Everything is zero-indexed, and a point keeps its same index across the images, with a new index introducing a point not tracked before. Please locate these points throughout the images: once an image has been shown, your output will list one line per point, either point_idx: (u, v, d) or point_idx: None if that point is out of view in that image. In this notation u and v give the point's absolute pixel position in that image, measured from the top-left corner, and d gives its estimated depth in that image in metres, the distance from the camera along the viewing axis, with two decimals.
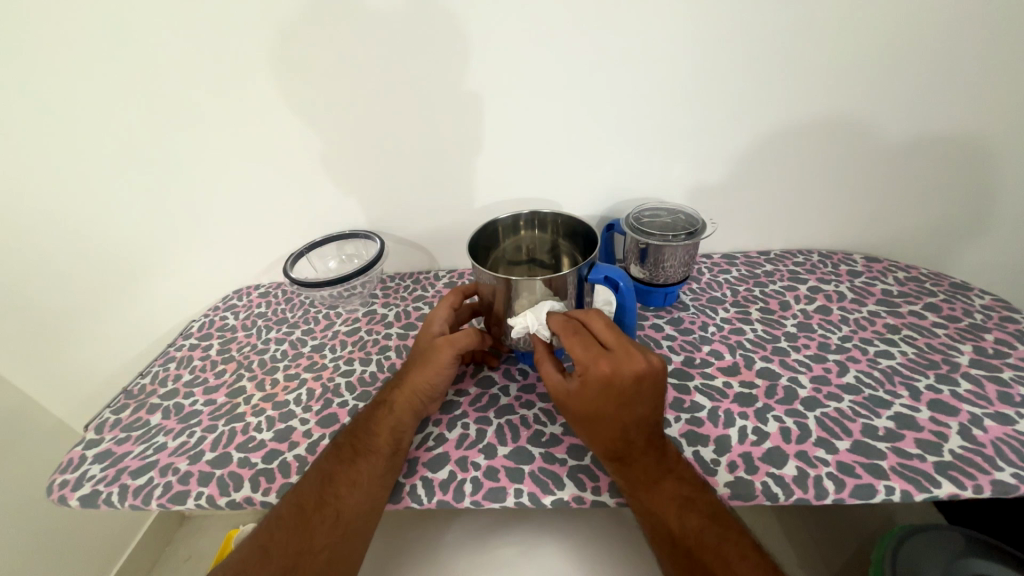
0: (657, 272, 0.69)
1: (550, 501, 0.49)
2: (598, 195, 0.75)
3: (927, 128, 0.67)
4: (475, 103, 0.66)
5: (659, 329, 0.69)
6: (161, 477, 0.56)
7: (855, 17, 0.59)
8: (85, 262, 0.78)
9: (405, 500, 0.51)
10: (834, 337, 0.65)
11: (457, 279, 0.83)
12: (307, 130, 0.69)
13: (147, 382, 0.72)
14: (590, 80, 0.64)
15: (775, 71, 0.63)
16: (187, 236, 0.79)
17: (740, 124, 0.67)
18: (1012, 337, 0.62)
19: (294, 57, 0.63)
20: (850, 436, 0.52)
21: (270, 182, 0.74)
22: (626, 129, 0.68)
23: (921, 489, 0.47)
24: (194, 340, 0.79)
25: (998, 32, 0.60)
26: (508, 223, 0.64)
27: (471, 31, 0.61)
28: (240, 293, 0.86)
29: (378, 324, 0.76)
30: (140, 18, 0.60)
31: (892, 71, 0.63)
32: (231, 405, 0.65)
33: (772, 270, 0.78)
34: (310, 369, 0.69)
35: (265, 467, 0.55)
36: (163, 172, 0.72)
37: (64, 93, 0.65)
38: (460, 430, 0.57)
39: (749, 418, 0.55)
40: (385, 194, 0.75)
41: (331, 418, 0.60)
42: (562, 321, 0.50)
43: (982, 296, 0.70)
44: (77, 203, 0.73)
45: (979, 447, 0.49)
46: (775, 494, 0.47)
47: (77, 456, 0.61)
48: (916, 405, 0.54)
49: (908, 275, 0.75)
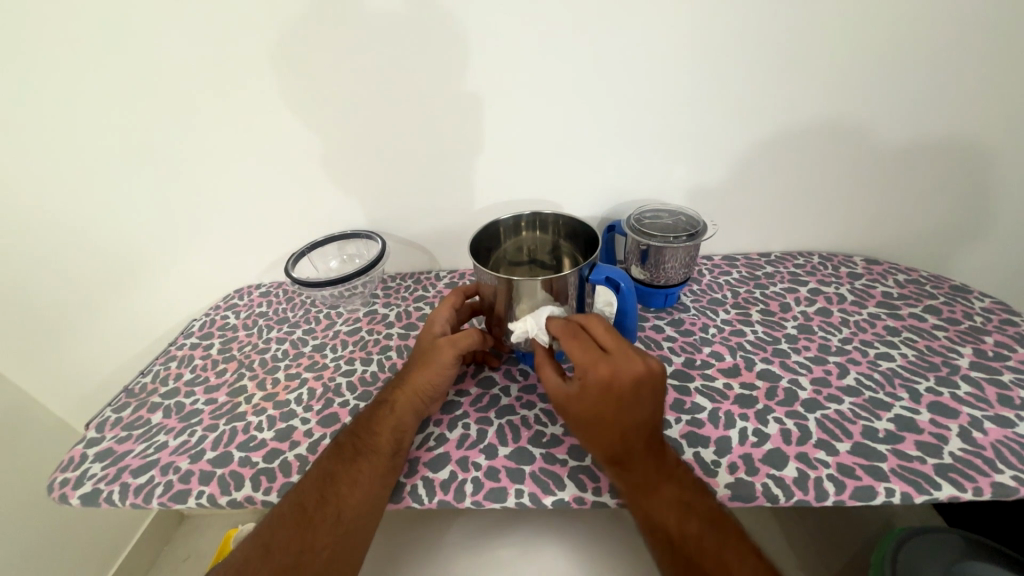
0: (658, 274, 0.69)
1: (550, 501, 0.50)
2: (599, 196, 0.75)
3: (927, 130, 0.67)
4: (476, 105, 0.66)
5: (659, 331, 0.69)
6: (162, 476, 0.56)
7: (854, 19, 0.59)
8: (86, 262, 0.78)
9: (405, 500, 0.51)
10: (835, 339, 0.65)
11: (458, 280, 0.83)
12: (306, 130, 0.69)
13: (148, 381, 0.72)
14: (590, 81, 0.64)
15: (776, 73, 0.63)
16: (187, 236, 0.79)
17: (740, 126, 0.67)
18: (1012, 340, 0.62)
19: (293, 56, 0.63)
20: (851, 438, 0.52)
21: (271, 183, 0.74)
22: (626, 131, 0.68)
23: (921, 491, 0.47)
24: (194, 339, 0.79)
25: (997, 34, 0.60)
26: (509, 225, 0.64)
27: (472, 33, 0.61)
28: (241, 292, 0.86)
29: (378, 324, 0.76)
30: (140, 19, 0.60)
31: (891, 74, 0.63)
32: (231, 405, 0.65)
33: (772, 272, 0.78)
34: (311, 368, 0.69)
35: (265, 467, 0.55)
36: (163, 173, 0.72)
37: (65, 94, 0.65)
38: (461, 430, 0.57)
39: (750, 419, 0.55)
40: (385, 194, 0.75)
41: (332, 418, 0.60)
42: (562, 325, 0.50)
43: (982, 299, 0.70)
44: (78, 203, 0.73)
45: (979, 450, 0.49)
46: (776, 496, 0.47)
47: (77, 455, 0.61)
48: (916, 407, 0.55)
49: (908, 277, 0.75)
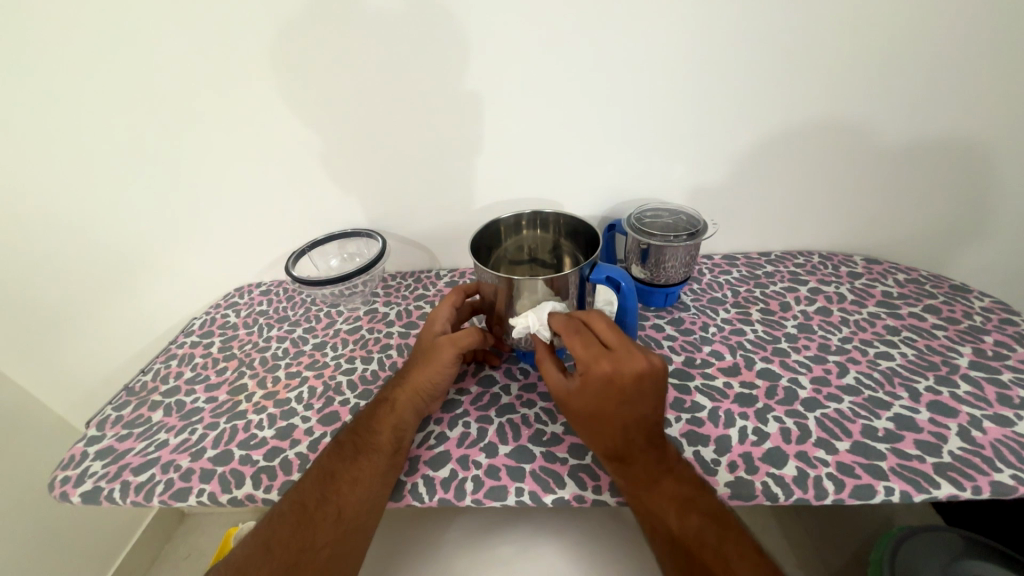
0: (658, 273, 0.69)
1: (550, 499, 0.50)
2: (600, 195, 0.75)
3: (927, 130, 0.68)
4: (476, 104, 0.66)
5: (660, 330, 0.69)
6: (163, 474, 0.56)
7: (854, 20, 0.59)
8: (85, 260, 0.78)
9: (406, 498, 0.51)
10: (835, 338, 0.65)
11: (458, 278, 0.83)
12: (307, 130, 0.69)
13: (149, 379, 0.72)
14: (591, 80, 0.64)
15: (777, 72, 0.63)
16: (187, 235, 0.79)
17: (742, 124, 0.67)
18: (1012, 340, 0.63)
19: (292, 55, 0.63)
20: (850, 436, 0.52)
21: (271, 182, 0.74)
22: (628, 130, 0.68)
23: (920, 490, 0.47)
24: (195, 337, 0.79)
25: (998, 33, 0.60)
26: (510, 223, 0.64)
27: (471, 32, 0.61)
28: (241, 291, 0.86)
29: (379, 322, 0.76)
30: (138, 17, 0.60)
31: (892, 75, 0.63)
32: (232, 403, 0.65)
33: (773, 271, 0.78)
34: (311, 367, 0.69)
35: (266, 465, 0.55)
36: (164, 172, 0.72)
37: (67, 94, 0.65)
38: (461, 429, 0.57)
39: (750, 418, 0.55)
40: (385, 194, 0.75)
41: (332, 417, 0.60)
42: (563, 320, 0.50)
43: (981, 298, 0.70)
44: (79, 202, 0.73)
45: (978, 449, 0.49)
46: (775, 494, 0.47)
47: (78, 453, 0.61)
48: (916, 405, 0.55)
49: (908, 277, 0.75)
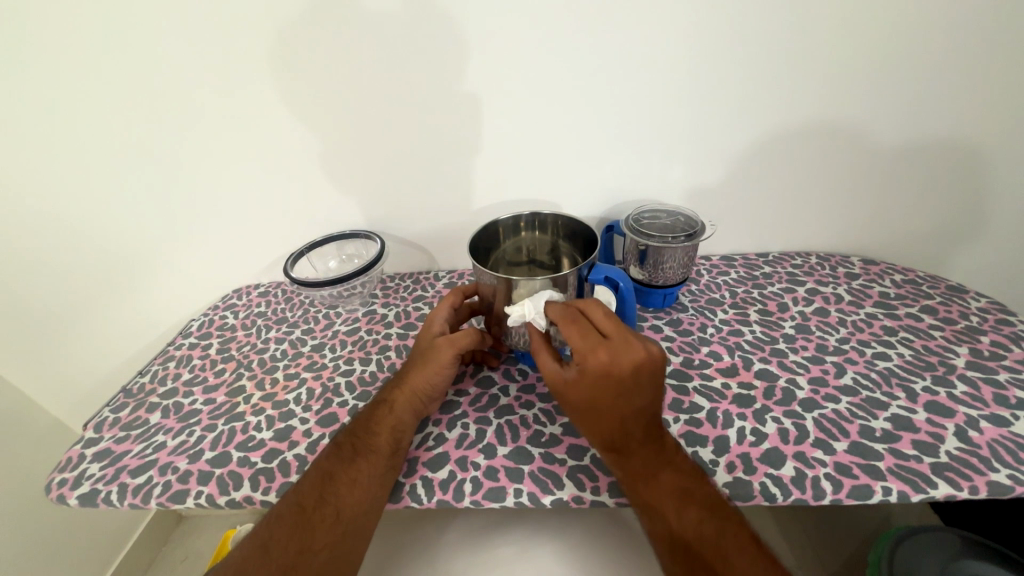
0: (657, 274, 0.69)
1: (550, 500, 0.50)
2: (598, 196, 0.75)
3: (924, 132, 0.68)
4: (475, 107, 0.67)
5: (658, 330, 0.69)
6: (161, 476, 0.56)
7: (852, 22, 0.60)
8: (83, 261, 0.78)
9: (405, 500, 0.51)
10: (832, 338, 0.65)
11: (457, 279, 0.83)
12: (307, 132, 0.69)
13: (147, 381, 0.72)
14: (591, 81, 0.64)
15: (774, 76, 0.64)
16: (186, 236, 0.78)
17: (740, 126, 0.67)
18: (1008, 340, 0.63)
19: (292, 57, 0.63)
20: (848, 437, 0.52)
21: (270, 184, 0.74)
22: (626, 131, 0.68)
23: (917, 490, 0.47)
24: (194, 339, 0.79)
25: (994, 36, 0.60)
26: (509, 224, 0.64)
27: (471, 34, 0.61)
28: (240, 292, 0.86)
29: (377, 324, 0.76)
30: (138, 19, 0.60)
31: (889, 77, 0.64)
32: (230, 405, 0.65)
33: (771, 272, 0.78)
34: (310, 368, 0.69)
35: (264, 466, 0.55)
36: (162, 174, 0.72)
37: (65, 94, 0.65)
38: (460, 430, 0.57)
39: (748, 418, 0.55)
40: (385, 196, 0.75)
41: (331, 418, 0.60)
42: (561, 310, 0.50)
43: (978, 299, 0.70)
44: (77, 203, 0.73)
45: (975, 449, 0.50)
46: (774, 495, 0.48)
47: (76, 455, 0.61)
48: (913, 406, 0.55)
49: (905, 277, 0.76)
